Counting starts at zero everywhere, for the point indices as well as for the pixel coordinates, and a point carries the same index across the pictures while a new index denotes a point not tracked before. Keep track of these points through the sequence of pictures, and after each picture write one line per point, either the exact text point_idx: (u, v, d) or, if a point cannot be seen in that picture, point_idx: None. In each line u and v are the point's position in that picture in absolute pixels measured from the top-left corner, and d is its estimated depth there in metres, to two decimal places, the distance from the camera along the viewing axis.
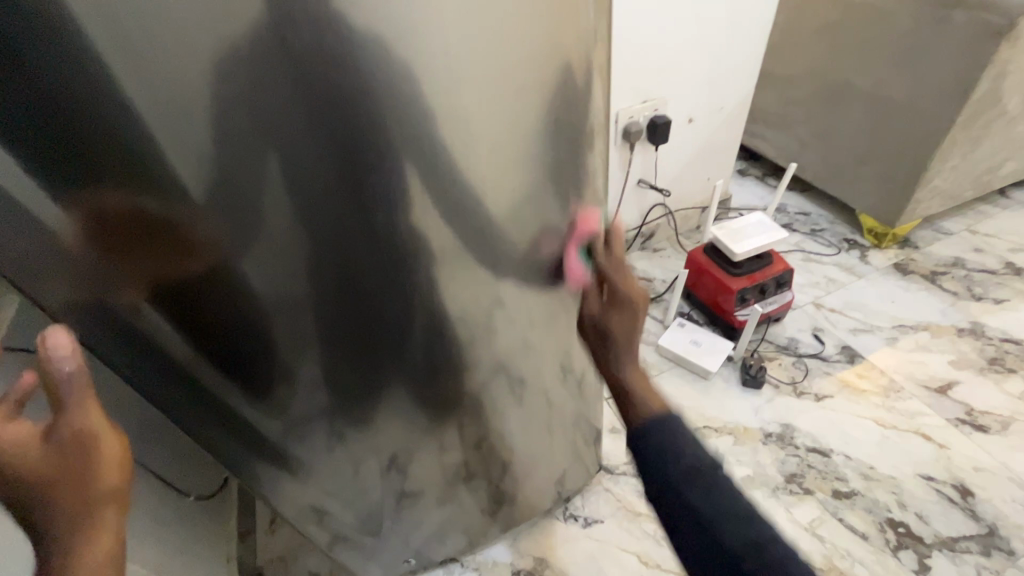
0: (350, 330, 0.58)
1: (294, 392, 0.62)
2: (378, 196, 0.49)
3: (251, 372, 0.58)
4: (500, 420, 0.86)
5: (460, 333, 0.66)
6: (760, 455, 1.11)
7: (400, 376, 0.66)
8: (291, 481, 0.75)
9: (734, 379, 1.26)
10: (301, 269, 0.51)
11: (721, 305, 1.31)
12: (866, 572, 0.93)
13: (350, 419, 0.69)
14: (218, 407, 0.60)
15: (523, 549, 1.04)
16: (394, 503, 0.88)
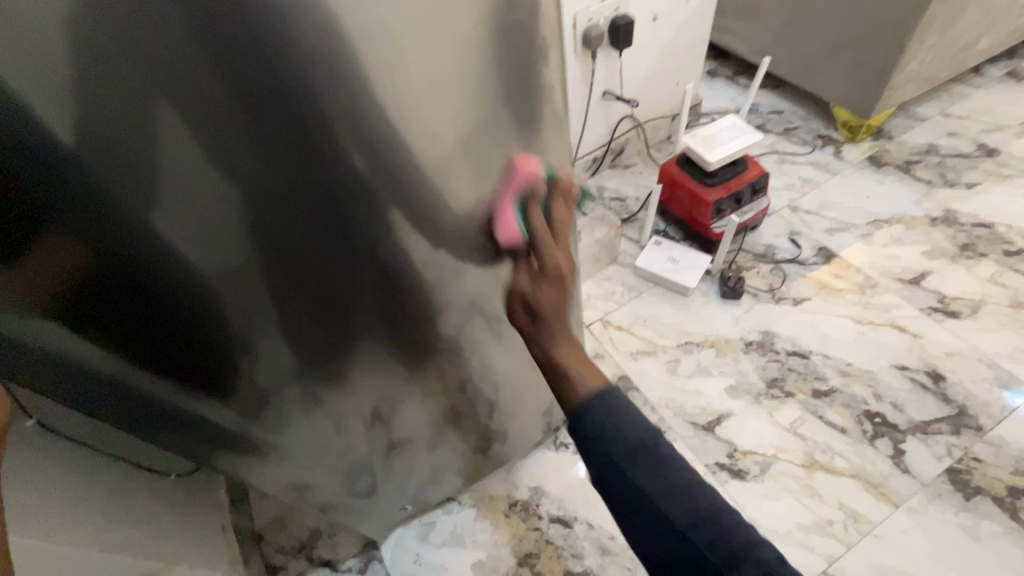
0: (307, 294, 0.52)
1: (258, 372, 0.57)
2: (309, 135, 0.42)
3: (204, 359, 0.51)
4: (480, 364, 0.82)
5: (424, 282, 0.61)
6: (742, 364, 1.12)
7: (365, 332, 0.62)
8: (273, 456, 0.70)
9: (714, 292, 1.24)
10: (237, 231, 0.45)
11: (696, 219, 1.26)
12: (845, 462, 0.97)
13: (322, 385, 0.65)
14: (173, 408, 0.54)
15: (518, 480, 1.04)
16: (382, 455, 0.86)
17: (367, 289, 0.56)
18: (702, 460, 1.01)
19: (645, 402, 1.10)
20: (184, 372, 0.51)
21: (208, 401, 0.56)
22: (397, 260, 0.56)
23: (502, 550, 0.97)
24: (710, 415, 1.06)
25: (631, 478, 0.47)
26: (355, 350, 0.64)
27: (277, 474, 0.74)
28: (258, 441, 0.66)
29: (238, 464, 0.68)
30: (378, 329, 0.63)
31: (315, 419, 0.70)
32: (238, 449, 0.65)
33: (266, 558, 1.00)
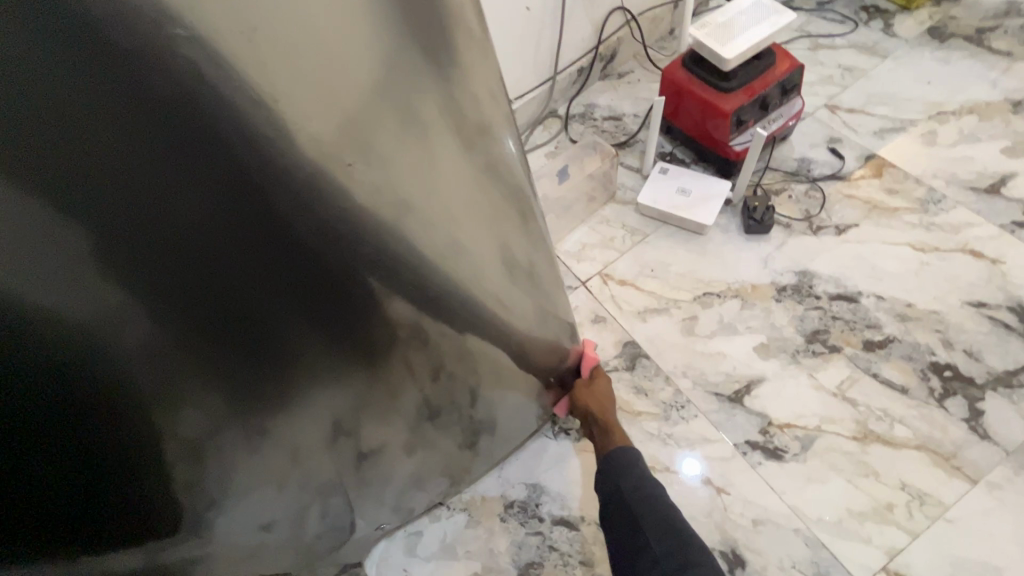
0: (200, 319, 0.38)
1: (183, 429, 0.43)
2: (131, 86, 0.29)
3: (92, 430, 0.37)
4: (443, 368, 0.64)
5: (359, 285, 0.45)
6: (774, 316, 0.92)
7: (312, 356, 0.48)
8: (211, 511, 0.54)
9: (735, 226, 1.02)
10: (67, 247, 0.31)
11: (711, 136, 1.01)
12: (908, 430, 0.79)
13: (276, 429, 0.51)
14: (72, 501, 0.40)
15: (513, 478, 0.90)
16: (341, 483, 0.71)
17: (295, 299, 0.42)
18: (731, 440, 0.84)
19: (657, 372, 0.92)
20: (65, 454, 0.37)
21: (122, 483, 0.42)
22: (320, 259, 0.41)
23: (500, 560, 0.84)
24: (737, 383, 0.88)
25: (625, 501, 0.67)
26: (306, 382, 0.49)
27: (218, 543, 0.59)
28: (199, 506, 0.52)
29: (179, 532, 0.52)
30: (327, 352, 0.48)
31: (261, 469, 0.55)
32: (183, 523, 0.52)
33: None
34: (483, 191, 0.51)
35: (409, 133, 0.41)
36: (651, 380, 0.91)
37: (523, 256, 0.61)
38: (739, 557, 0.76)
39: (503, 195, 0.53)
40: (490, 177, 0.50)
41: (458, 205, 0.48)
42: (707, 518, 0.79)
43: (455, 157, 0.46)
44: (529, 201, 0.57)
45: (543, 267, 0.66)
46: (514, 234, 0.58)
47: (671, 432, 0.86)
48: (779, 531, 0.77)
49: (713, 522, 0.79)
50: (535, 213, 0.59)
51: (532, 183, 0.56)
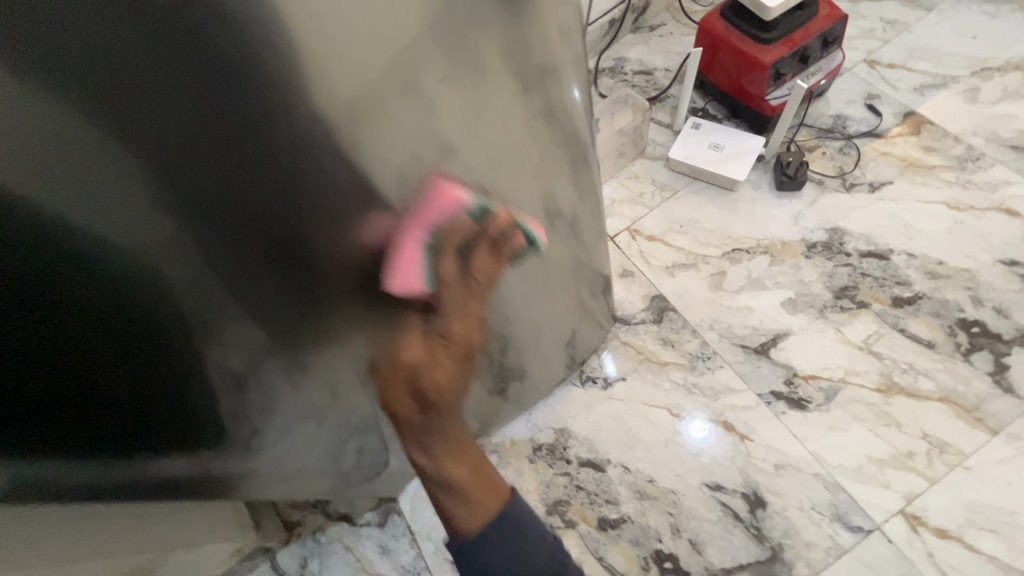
0: (250, 252, 0.38)
1: (224, 362, 0.43)
2: (189, 9, 0.27)
3: (139, 358, 0.37)
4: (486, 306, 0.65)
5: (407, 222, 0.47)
6: (803, 272, 0.93)
7: (348, 297, 0.47)
8: (257, 438, 0.57)
9: (767, 183, 1.01)
10: (117, 170, 0.29)
11: (746, 90, 0.99)
12: (932, 384, 0.81)
13: (309, 364, 0.52)
14: (120, 425, 0.40)
15: (541, 422, 0.93)
16: (381, 418, 0.74)
17: (336, 236, 0.41)
18: (755, 390, 0.86)
19: (684, 325, 0.94)
20: (114, 378, 0.37)
21: (166, 410, 0.43)
22: (365, 193, 0.41)
23: (529, 497, 0.88)
24: (763, 336, 0.89)
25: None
26: (342, 323, 0.49)
27: (268, 468, 0.64)
28: (243, 434, 0.54)
29: (220, 457, 0.54)
30: (363, 294, 0.48)
31: (303, 402, 0.58)
32: (228, 448, 0.54)
33: (282, 515, 0.95)
34: (528, 135, 0.51)
35: (459, 75, 0.42)
36: (678, 333, 0.93)
37: (566, 202, 0.62)
38: (759, 498, 0.80)
39: (547, 141, 0.54)
40: (543, 118, 0.51)
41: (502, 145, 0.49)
42: (729, 462, 0.83)
43: (503, 98, 0.47)
44: (574, 148, 0.58)
45: (583, 212, 0.68)
46: (557, 180, 0.59)
47: (696, 382, 0.89)
48: (799, 476, 0.80)
49: (735, 465, 0.82)
50: (580, 160, 0.60)
51: (581, 130, 0.57)
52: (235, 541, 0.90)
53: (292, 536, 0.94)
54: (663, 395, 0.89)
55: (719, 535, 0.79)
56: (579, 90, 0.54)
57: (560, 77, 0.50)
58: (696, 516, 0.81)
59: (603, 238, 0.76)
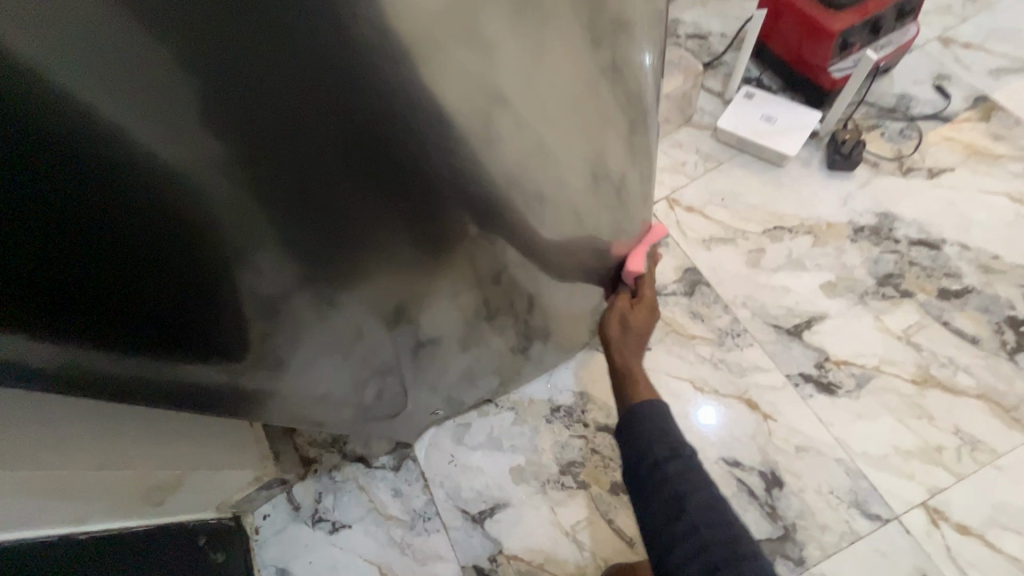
0: (293, 178, 0.36)
1: (250, 289, 0.42)
2: None
3: (166, 274, 0.36)
4: (515, 260, 0.63)
5: (453, 176, 0.44)
6: (846, 256, 0.89)
7: (378, 230, 0.45)
8: (280, 370, 0.56)
9: (817, 161, 0.97)
10: (162, 76, 0.27)
11: (806, 61, 0.94)
12: (972, 380, 0.78)
13: (334, 303, 0.51)
14: (145, 337, 0.40)
15: (560, 384, 0.93)
16: (404, 362, 0.74)
17: (378, 171, 0.39)
18: (783, 371, 0.84)
19: (716, 300, 0.91)
20: (140, 291, 0.36)
21: (191, 330, 0.42)
22: (413, 139, 0.38)
23: (542, 456, 0.89)
24: (798, 318, 0.87)
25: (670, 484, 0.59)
26: (371, 261, 0.48)
27: (287, 404, 0.64)
28: (272, 360, 0.53)
29: (249, 382, 0.54)
30: (401, 229, 0.46)
31: (329, 339, 0.57)
32: (257, 374, 0.54)
33: (300, 451, 0.98)
34: (581, 91, 0.48)
35: (521, 20, 0.38)
36: (709, 308, 0.91)
37: (613, 164, 0.59)
38: (777, 478, 0.79)
39: (600, 97, 0.50)
40: (607, 69, 0.48)
41: (560, 96, 0.46)
42: (749, 440, 0.82)
43: (562, 50, 0.43)
44: (629, 105, 0.54)
45: (630, 175, 0.65)
46: (606, 138, 0.56)
47: (723, 358, 0.87)
48: (820, 459, 0.79)
49: (756, 444, 0.81)
50: (634, 119, 0.57)
51: (639, 87, 0.53)
52: (256, 473, 0.90)
53: (308, 472, 0.97)
54: (688, 368, 0.88)
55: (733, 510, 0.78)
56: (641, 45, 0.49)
57: (626, 29, 0.46)
58: None
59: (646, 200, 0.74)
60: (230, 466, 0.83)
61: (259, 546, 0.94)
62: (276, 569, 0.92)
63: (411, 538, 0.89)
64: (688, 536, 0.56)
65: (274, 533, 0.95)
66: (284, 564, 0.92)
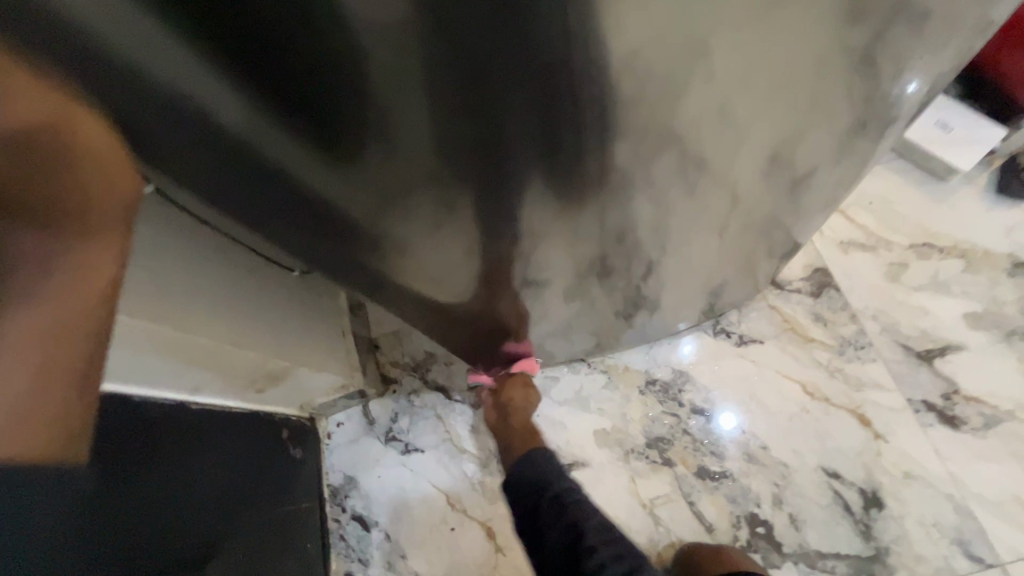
0: (470, 73, 0.31)
1: (371, 183, 0.39)
2: None
3: (303, 136, 0.33)
4: (647, 217, 0.58)
5: (622, 109, 0.39)
6: (999, 290, 0.83)
7: (528, 157, 0.40)
8: (395, 273, 0.53)
9: (988, 182, 0.90)
10: None
11: (1004, 69, 0.85)
12: None
13: (437, 229, 0.47)
14: (257, 191, 0.38)
15: (660, 359, 0.90)
16: (513, 298, 0.67)
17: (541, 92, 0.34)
18: (905, 394, 0.80)
19: (844, 307, 0.86)
20: (272, 144, 0.33)
21: (303, 200, 0.39)
22: (582, 65, 0.34)
23: (631, 426, 0.87)
24: (932, 343, 0.82)
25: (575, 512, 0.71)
26: (490, 198, 0.44)
27: (399, 304, 0.62)
28: (384, 259, 0.51)
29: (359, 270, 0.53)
30: (549, 160, 0.41)
31: (445, 259, 0.53)
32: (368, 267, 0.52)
33: (381, 369, 0.98)
34: (813, 69, 0.42)
35: None
36: (835, 313, 0.86)
37: (803, 154, 0.55)
38: (877, 499, 0.76)
39: (833, 77, 0.44)
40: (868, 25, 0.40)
41: (790, 40, 0.38)
42: (855, 455, 0.79)
43: (805, 15, 0.37)
44: (858, 97, 0.48)
45: (816, 173, 0.60)
46: (805, 124, 0.50)
47: (841, 367, 0.83)
48: (928, 490, 0.75)
49: (861, 460, 0.78)
50: (854, 111, 0.50)
51: (902, 58, 0.45)
52: (343, 380, 0.90)
53: (387, 391, 0.97)
54: (800, 370, 0.84)
55: (824, 519, 0.76)
56: (916, 44, 0.44)
57: (906, 18, 0.40)
58: (804, 495, 0.78)
59: (823, 205, 0.68)
60: (325, 371, 0.83)
61: (329, 450, 0.95)
62: (344, 476, 0.93)
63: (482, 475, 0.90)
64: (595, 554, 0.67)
65: (345, 442, 0.95)
66: (352, 473, 0.93)
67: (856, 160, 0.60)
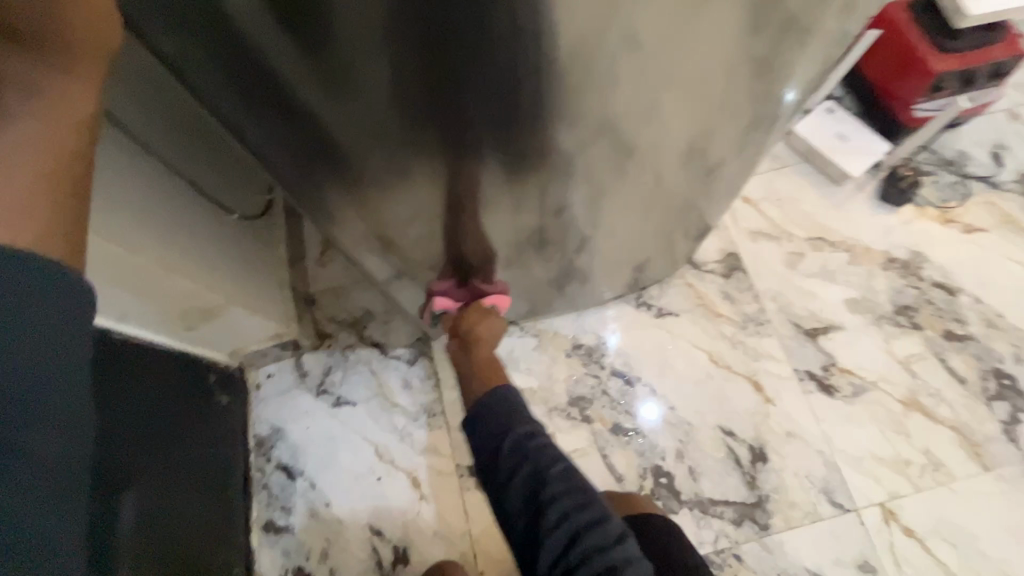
0: (429, 36, 0.37)
1: (357, 114, 0.43)
2: None
3: (300, 35, 0.36)
4: (581, 194, 0.64)
5: (563, 82, 0.44)
6: (874, 280, 0.96)
7: (482, 123, 0.45)
8: (350, 210, 0.56)
9: (873, 190, 1.03)
10: None
11: (892, 92, 0.97)
12: (950, 413, 0.88)
13: (400, 165, 0.50)
14: (268, 79, 0.39)
15: (587, 326, 0.97)
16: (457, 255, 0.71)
17: (509, 43, 0.38)
18: (792, 364, 0.92)
19: (749, 288, 0.97)
20: (297, 32, 0.35)
21: (286, 106, 0.42)
22: (525, 42, 0.39)
23: (555, 385, 0.93)
24: (817, 323, 0.94)
25: (530, 454, 0.65)
26: (450, 153, 0.48)
27: (342, 246, 0.64)
28: (351, 201, 0.55)
29: (326, 208, 0.56)
30: (501, 128, 0.46)
31: (398, 207, 0.56)
32: (336, 205, 0.56)
33: (317, 323, 0.99)
34: (722, 69, 0.49)
35: None
36: (741, 292, 0.97)
37: (715, 144, 0.62)
38: (763, 454, 0.86)
39: (737, 79, 0.51)
40: (767, 34, 0.47)
41: (706, 40, 0.45)
42: (749, 417, 0.89)
43: (715, 25, 0.43)
44: (758, 97, 0.56)
45: (728, 159, 0.67)
46: (715, 120, 0.57)
47: (743, 340, 0.93)
48: (805, 448, 0.87)
49: (752, 421, 0.89)
50: (755, 109, 0.58)
51: (791, 66, 0.53)
52: (278, 328, 0.89)
53: (322, 345, 0.98)
54: (708, 341, 0.94)
55: (718, 471, 0.86)
56: (801, 55, 0.52)
57: (790, 31, 0.48)
58: (702, 450, 0.87)
59: (732, 187, 0.76)
60: (259, 314, 0.83)
61: (258, 401, 0.95)
62: (270, 427, 0.93)
63: (412, 428, 0.93)
64: (552, 507, 0.62)
65: (276, 393, 0.95)
66: (281, 424, 0.93)
67: (758, 150, 0.68)
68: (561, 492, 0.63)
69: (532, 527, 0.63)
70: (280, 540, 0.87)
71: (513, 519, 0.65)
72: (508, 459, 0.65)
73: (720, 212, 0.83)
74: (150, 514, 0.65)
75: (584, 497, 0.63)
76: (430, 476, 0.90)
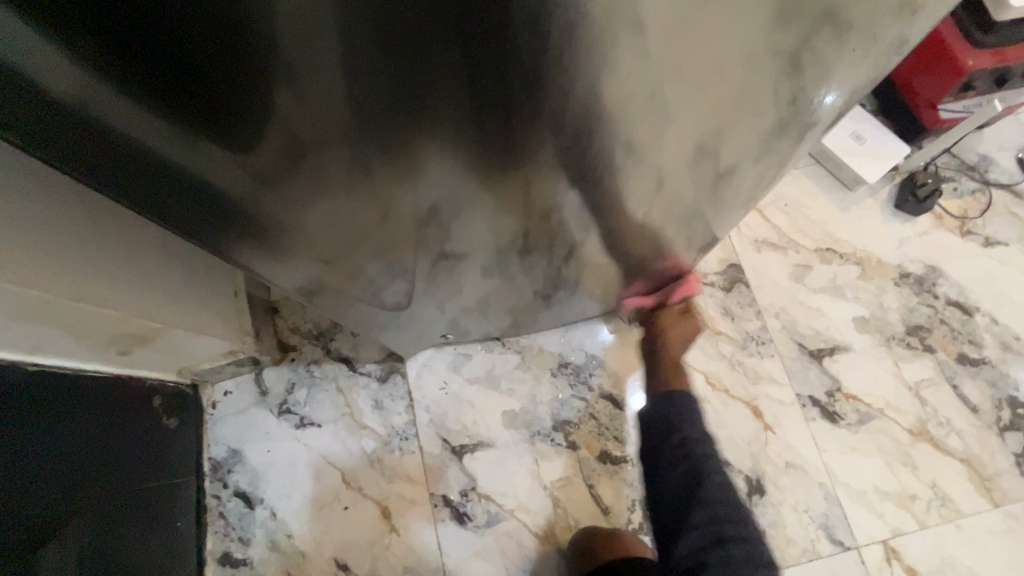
0: (363, 98, 0.30)
1: (285, 171, 0.37)
2: None
3: (194, 119, 0.30)
4: (569, 207, 0.54)
5: (540, 81, 0.33)
6: (885, 297, 0.89)
7: (435, 160, 0.39)
8: (292, 248, 0.49)
9: (888, 197, 0.95)
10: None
11: (915, 89, 0.89)
12: (960, 444, 0.82)
13: (305, 212, 0.43)
14: (169, 153, 0.33)
15: (575, 344, 0.91)
16: (424, 272, 0.62)
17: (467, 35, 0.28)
18: (795, 388, 0.85)
19: (751, 303, 0.89)
20: (195, 109, 0.29)
21: (148, 171, 0.34)
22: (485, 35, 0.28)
23: (539, 408, 0.87)
24: (823, 342, 0.87)
25: (694, 458, 0.69)
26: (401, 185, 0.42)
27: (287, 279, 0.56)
28: (291, 242, 0.48)
29: (263, 255, 0.49)
30: (461, 156, 0.40)
31: (345, 222, 0.46)
32: (271, 251, 0.49)
33: (279, 335, 0.90)
34: (741, 64, 0.39)
35: None
36: (742, 308, 0.89)
37: (727, 147, 0.52)
38: (760, 486, 0.80)
39: (758, 74, 0.41)
40: (799, 26, 0.37)
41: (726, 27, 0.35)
42: (746, 444, 0.82)
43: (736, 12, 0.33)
44: (779, 100, 0.47)
45: (739, 167, 0.58)
46: (729, 119, 0.47)
47: (743, 360, 0.86)
48: (804, 479, 0.81)
49: (750, 449, 0.82)
50: (778, 112, 0.48)
51: (825, 67, 0.43)
52: (232, 345, 0.81)
53: (284, 359, 0.89)
54: (705, 361, 0.87)
55: None
56: (838, 55, 0.42)
57: (829, 24, 0.38)
58: None
59: (740, 200, 0.68)
60: (204, 333, 0.73)
61: (213, 421, 0.86)
62: (227, 450, 0.85)
63: (382, 453, 0.85)
64: (704, 508, 0.66)
65: (233, 412, 0.87)
66: (237, 446, 0.85)
67: (774, 161, 0.59)
68: (717, 503, 0.66)
69: (679, 521, 0.67)
70: (237, 574, 0.80)
71: (662, 508, 0.69)
72: (674, 456, 0.70)
73: (725, 226, 0.75)
74: (74, 561, 0.58)
75: (735, 514, 0.66)
76: (400, 504, 0.83)
